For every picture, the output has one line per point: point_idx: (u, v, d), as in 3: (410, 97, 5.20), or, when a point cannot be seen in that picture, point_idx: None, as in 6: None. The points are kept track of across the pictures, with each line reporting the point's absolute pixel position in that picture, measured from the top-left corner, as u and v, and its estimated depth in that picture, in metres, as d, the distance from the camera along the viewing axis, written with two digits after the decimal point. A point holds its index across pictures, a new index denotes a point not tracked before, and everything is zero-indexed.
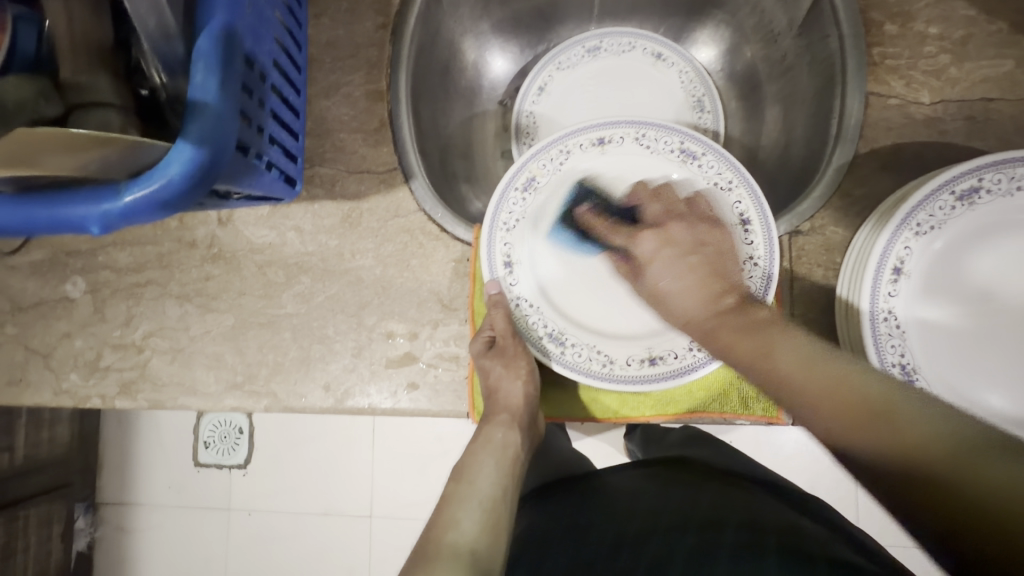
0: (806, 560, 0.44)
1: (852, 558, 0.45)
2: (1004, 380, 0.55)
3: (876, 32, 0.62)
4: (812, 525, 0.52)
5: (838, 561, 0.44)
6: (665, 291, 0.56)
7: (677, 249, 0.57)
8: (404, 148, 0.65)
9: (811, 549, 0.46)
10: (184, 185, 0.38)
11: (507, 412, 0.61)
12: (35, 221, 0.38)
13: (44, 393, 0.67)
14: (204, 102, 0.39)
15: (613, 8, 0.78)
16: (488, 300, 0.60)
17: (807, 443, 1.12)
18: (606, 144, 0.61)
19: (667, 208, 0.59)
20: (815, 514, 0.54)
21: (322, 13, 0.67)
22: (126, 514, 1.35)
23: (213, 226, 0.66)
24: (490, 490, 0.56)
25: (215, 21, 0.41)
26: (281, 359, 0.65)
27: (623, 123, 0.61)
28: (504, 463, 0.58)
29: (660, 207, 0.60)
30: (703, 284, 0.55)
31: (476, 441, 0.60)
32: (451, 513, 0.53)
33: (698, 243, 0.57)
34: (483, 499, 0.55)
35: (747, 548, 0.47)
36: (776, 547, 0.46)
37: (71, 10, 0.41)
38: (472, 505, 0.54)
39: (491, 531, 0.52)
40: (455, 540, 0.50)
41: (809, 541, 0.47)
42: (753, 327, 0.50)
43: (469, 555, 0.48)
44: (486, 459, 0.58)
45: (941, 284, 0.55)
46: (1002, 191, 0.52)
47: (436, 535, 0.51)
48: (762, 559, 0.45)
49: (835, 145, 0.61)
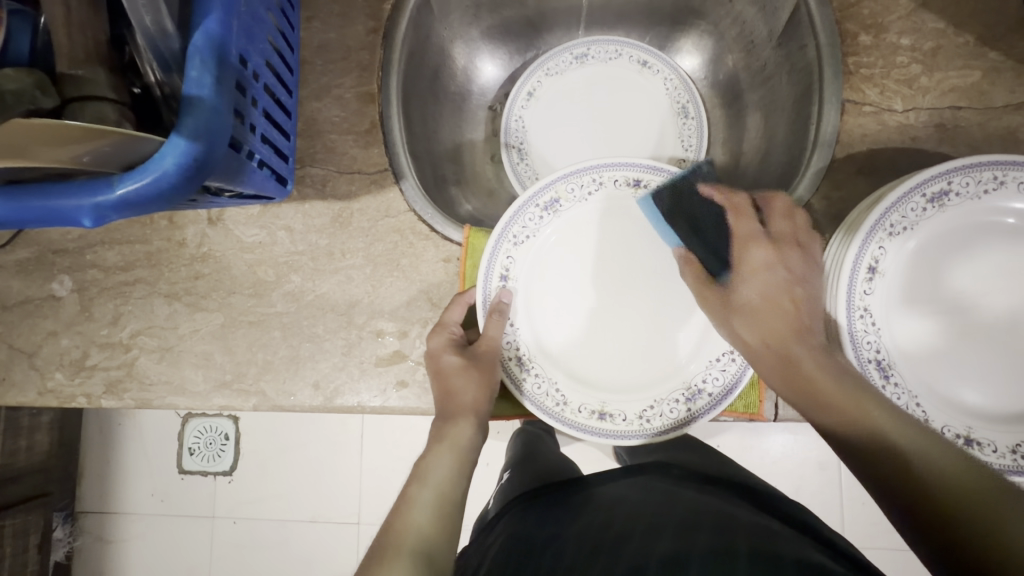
0: (774, 560, 0.44)
1: (820, 560, 0.45)
2: (976, 377, 0.56)
3: (851, 42, 0.64)
4: (784, 529, 0.51)
5: (806, 562, 0.44)
6: (758, 300, 0.56)
7: (788, 273, 0.56)
8: (395, 150, 0.66)
9: (783, 552, 0.45)
10: (178, 177, 0.39)
11: (467, 411, 0.59)
12: (28, 213, 0.39)
13: (29, 392, 0.66)
14: (198, 96, 0.40)
15: (599, 17, 0.80)
16: (493, 306, 0.60)
17: (792, 447, 1.14)
18: (641, 187, 0.61)
19: (793, 230, 0.58)
20: (795, 519, 0.55)
21: (314, 16, 0.68)
22: (108, 523, 1.33)
23: (204, 225, 0.66)
24: (445, 492, 0.55)
25: (210, 19, 0.42)
26: (270, 357, 0.65)
27: (666, 173, 0.60)
28: (462, 462, 0.58)
29: (787, 225, 0.58)
30: (798, 319, 0.55)
31: (435, 436, 0.59)
32: (409, 515, 0.53)
33: (806, 279, 0.57)
34: (442, 497, 0.55)
35: (717, 549, 0.47)
36: (748, 547, 0.46)
37: (71, 3, 0.42)
38: (427, 505, 0.54)
39: (445, 532, 0.53)
40: (414, 533, 0.51)
41: (780, 544, 0.47)
42: (836, 368, 0.52)
43: (425, 559, 0.49)
44: (443, 459, 0.57)
45: (913, 284, 0.57)
46: (971, 194, 0.54)
47: (392, 533, 0.51)
48: (737, 557, 0.45)
49: (813, 149, 0.63)
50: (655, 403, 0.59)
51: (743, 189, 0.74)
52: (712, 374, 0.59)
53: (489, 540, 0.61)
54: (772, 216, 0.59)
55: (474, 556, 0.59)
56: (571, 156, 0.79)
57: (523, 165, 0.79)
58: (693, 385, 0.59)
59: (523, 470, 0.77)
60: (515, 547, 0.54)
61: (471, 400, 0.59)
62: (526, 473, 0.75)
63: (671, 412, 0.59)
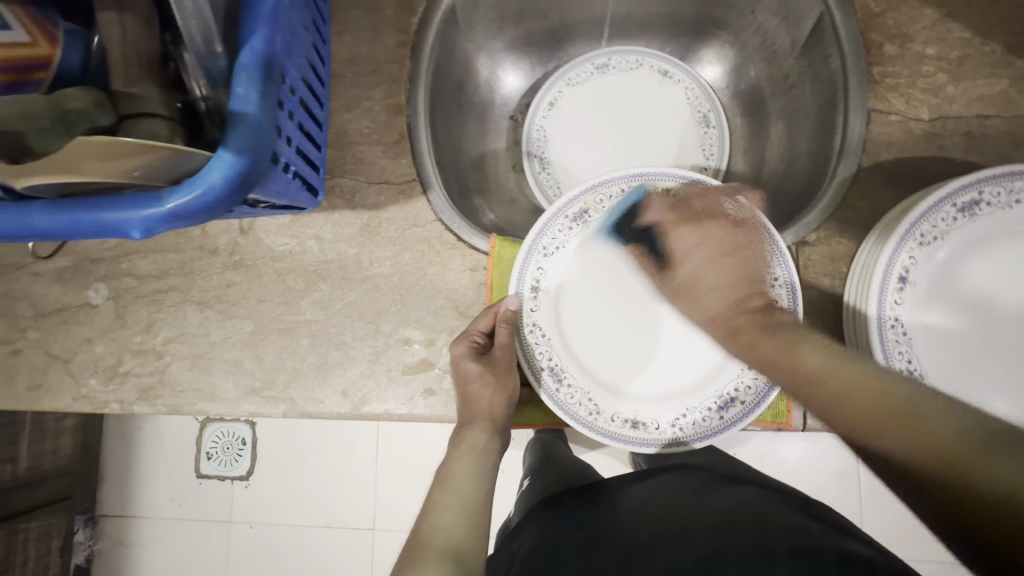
0: (816, 559, 0.43)
1: (860, 551, 0.45)
2: (1007, 386, 0.56)
3: (876, 52, 0.65)
4: (813, 522, 0.51)
5: (850, 558, 0.43)
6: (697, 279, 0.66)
7: (715, 249, 0.65)
8: (422, 159, 0.67)
9: (820, 549, 0.45)
10: (224, 190, 0.40)
11: (485, 417, 0.60)
12: (79, 226, 0.40)
13: (64, 398, 0.68)
14: (244, 112, 0.41)
15: (621, 28, 0.81)
16: (501, 313, 0.60)
17: (809, 456, 1.13)
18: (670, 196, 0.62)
19: (710, 207, 0.64)
20: (827, 517, 0.53)
21: (344, 30, 0.69)
22: (127, 527, 1.34)
23: (235, 235, 0.68)
24: (470, 501, 0.58)
25: (257, 36, 0.43)
26: (299, 364, 0.66)
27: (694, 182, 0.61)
28: (481, 463, 0.60)
29: (703, 204, 0.64)
30: (732, 285, 0.62)
31: (454, 440, 0.61)
32: (435, 517, 0.56)
33: (744, 241, 0.62)
34: (466, 501, 0.58)
35: (754, 549, 0.46)
36: (785, 545, 0.46)
37: (125, 23, 0.43)
38: (452, 509, 0.57)
39: (473, 530, 0.56)
40: (442, 541, 0.54)
41: (815, 538, 0.47)
42: (776, 330, 0.57)
43: (454, 558, 0.53)
44: (465, 462, 0.60)
45: (946, 292, 0.56)
46: (1001, 204, 0.54)
47: (420, 537, 0.55)
48: (776, 558, 0.44)
49: (839, 159, 0.63)
50: (687, 412, 0.60)
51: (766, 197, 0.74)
52: (746, 382, 0.59)
53: (515, 548, 0.61)
54: (693, 202, 0.64)
55: (501, 565, 0.59)
56: (594, 165, 0.80)
57: (544, 174, 0.80)
58: (725, 393, 0.60)
59: (544, 476, 0.77)
60: (544, 557, 0.54)
61: (487, 406, 0.60)
62: (548, 479, 0.75)
63: (703, 420, 0.60)
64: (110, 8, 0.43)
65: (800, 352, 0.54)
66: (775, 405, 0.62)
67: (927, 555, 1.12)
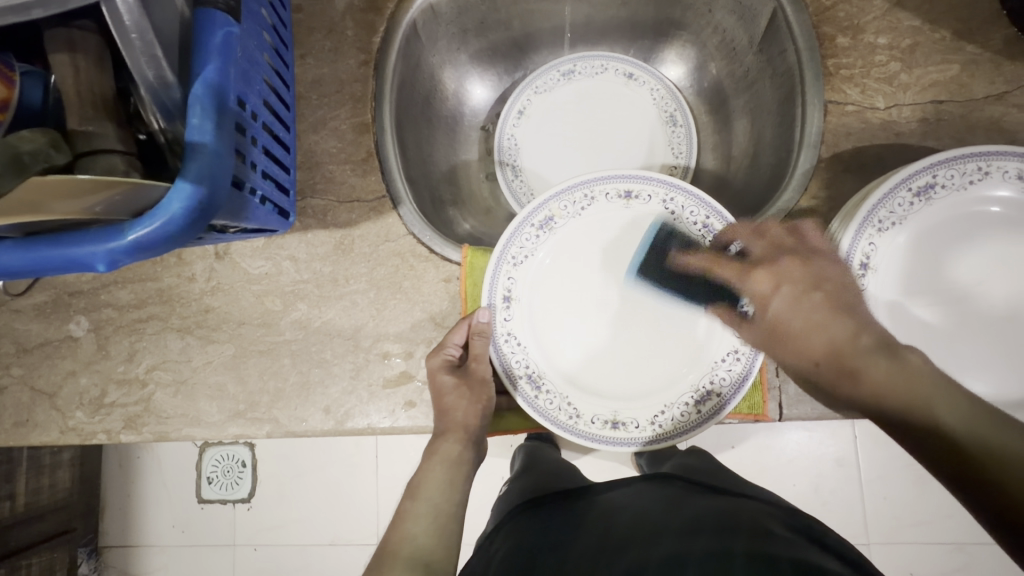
0: (772, 565, 0.44)
1: (817, 561, 0.45)
2: (978, 367, 0.57)
3: (829, 44, 0.66)
4: (785, 530, 0.51)
5: (805, 564, 0.44)
6: (806, 324, 0.52)
7: (794, 287, 0.54)
8: (391, 175, 0.68)
9: (779, 553, 0.46)
10: (184, 220, 0.41)
11: (458, 428, 0.61)
12: (45, 262, 0.41)
13: (51, 431, 0.68)
14: (200, 142, 0.42)
15: (583, 34, 0.83)
16: (472, 326, 0.61)
17: (808, 445, 1.14)
18: (632, 197, 0.63)
19: (780, 243, 0.56)
20: (801, 523, 0.53)
21: (308, 53, 0.71)
22: (130, 557, 1.34)
23: (212, 260, 0.69)
24: (439, 513, 0.59)
25: (209, 69, 0.44)
26: (281, 385, 0.67)
27: (653, 181, 0.62)
28: (456, 474, 0.62)
29: (766, 244, 0.57)
30: (830, 326, 0.51)
31: (430, 450, 0.63)
32: (405, 527, 0.58)
33: (822, 275, 0.54)
34: (439, 513, 0.59)
35: (719, 552, 0.47)
36: (746, 550, 0.46)
37: (78, 64, 0.45)
38: (422, 517, 0.58)
39: (442, 541, 0.57)
40: (411, 551, 0.55)
41: (777, 545, 0.47)
42: (898, 367, 0.47)
43: (422, 565, 0.54)
44: (439, 474, 0.61)
45: (907, 278, 0.58)
46: (956, 185, 0.55)
47: (389, 545, 0.56)
48: (735, 565, 0.45)
49: (799, 151, 0.64)
50: (665, 408, 0.61)
51: (735, 193, 0.75)
52: (719, 374, 0.61)
53: (492, 550, 0.61)
54: (747, 241, 0.58)
55: (478, 566, 0.60)
56: (565, 170, 0.81)
57: (517, 182, 0.81)
58: (700, 387, 0.61)
59: (527, 479, 0.78)
60: (519, 561, 0.55)
61: (462, 417, 0.61)
62: (528, 484, 0.75)
63: (680, 415, 0.61)
64: (63, 50, 0.44)
65: (933, 397, 0.45)
66: (751, 397, 0.63)
67: (931, 539, 1.12)
